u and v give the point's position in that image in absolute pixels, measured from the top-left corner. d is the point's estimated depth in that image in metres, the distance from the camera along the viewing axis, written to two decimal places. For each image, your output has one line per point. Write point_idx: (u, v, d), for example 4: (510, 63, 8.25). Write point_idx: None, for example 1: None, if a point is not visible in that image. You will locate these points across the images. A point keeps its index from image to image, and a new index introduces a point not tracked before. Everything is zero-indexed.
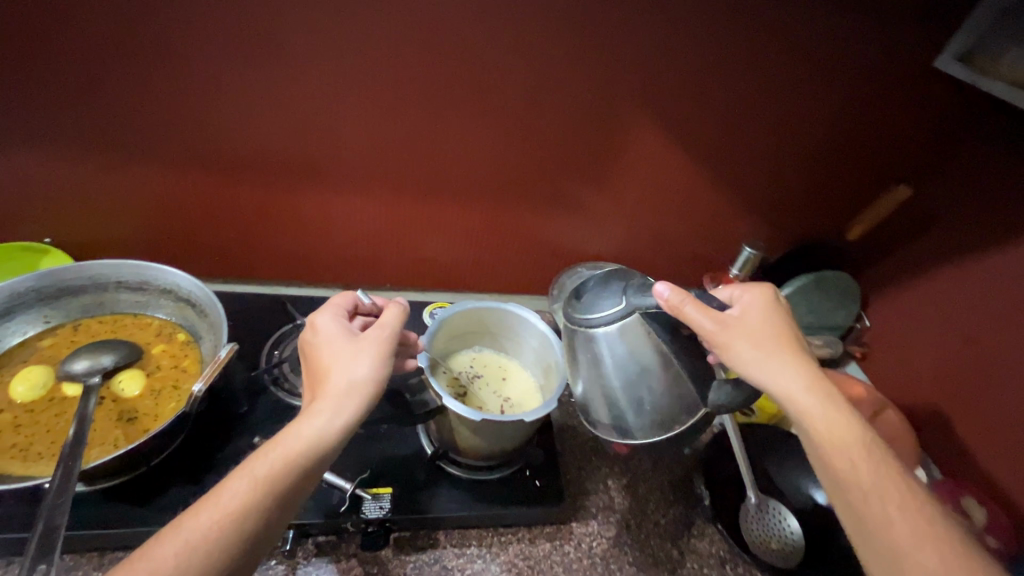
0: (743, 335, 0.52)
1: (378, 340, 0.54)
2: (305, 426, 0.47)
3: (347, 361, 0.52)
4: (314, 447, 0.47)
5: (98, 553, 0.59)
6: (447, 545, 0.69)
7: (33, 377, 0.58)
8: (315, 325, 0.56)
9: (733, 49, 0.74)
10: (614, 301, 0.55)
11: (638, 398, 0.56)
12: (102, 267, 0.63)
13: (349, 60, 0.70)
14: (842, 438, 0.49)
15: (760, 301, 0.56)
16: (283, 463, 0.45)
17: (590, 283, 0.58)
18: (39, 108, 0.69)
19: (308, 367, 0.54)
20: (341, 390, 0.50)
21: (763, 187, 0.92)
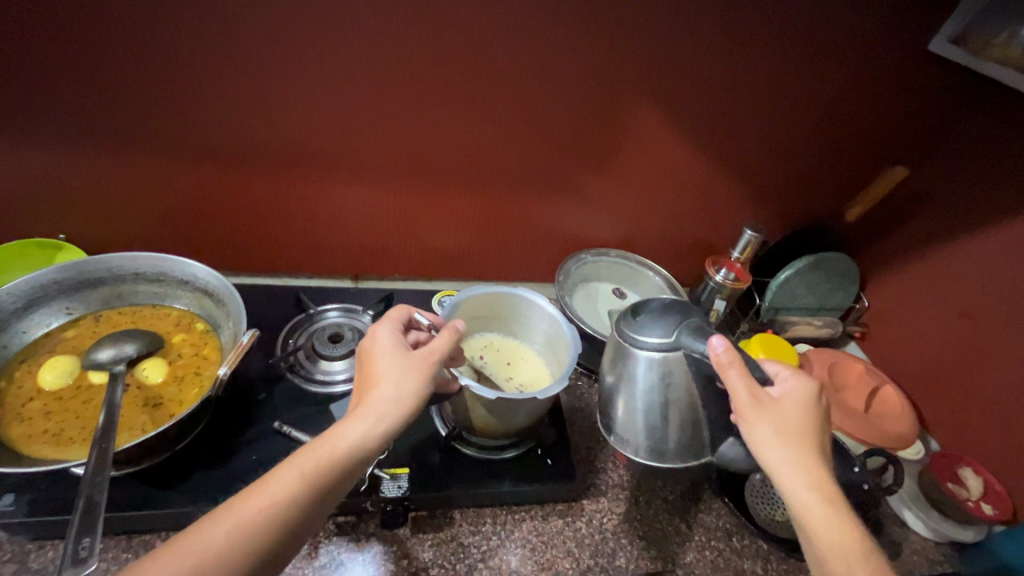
0: (773, 421, 0.49)
1: (427, 355, 0.54)
2: (348, 428, 0.49)
3: (396, 373, 0.52)
4: (354, 446, 0.48)
5: (126, 536, 0.61)
6: (463, 523, 0.71)
7: (60, 365, 0.60)
8: (374, 333, 0.56)
9: (734, 35, 0.76)
10: (665, 331, 0.56)
11: (654, 422, 0.58)
12: (122, 259, 0.64)
13: (356, 51, 0.71)
14: (839, 548, 0.47)
15: (802, 389, 0.52)
16: (328, 459, 0.47)
17: (655, 307, 0.59)
18: (53, 104, 0.70)
19: (359, 372, 0.54)
20: (386, 399, 0.51)
21: (764, 172, 0.94)
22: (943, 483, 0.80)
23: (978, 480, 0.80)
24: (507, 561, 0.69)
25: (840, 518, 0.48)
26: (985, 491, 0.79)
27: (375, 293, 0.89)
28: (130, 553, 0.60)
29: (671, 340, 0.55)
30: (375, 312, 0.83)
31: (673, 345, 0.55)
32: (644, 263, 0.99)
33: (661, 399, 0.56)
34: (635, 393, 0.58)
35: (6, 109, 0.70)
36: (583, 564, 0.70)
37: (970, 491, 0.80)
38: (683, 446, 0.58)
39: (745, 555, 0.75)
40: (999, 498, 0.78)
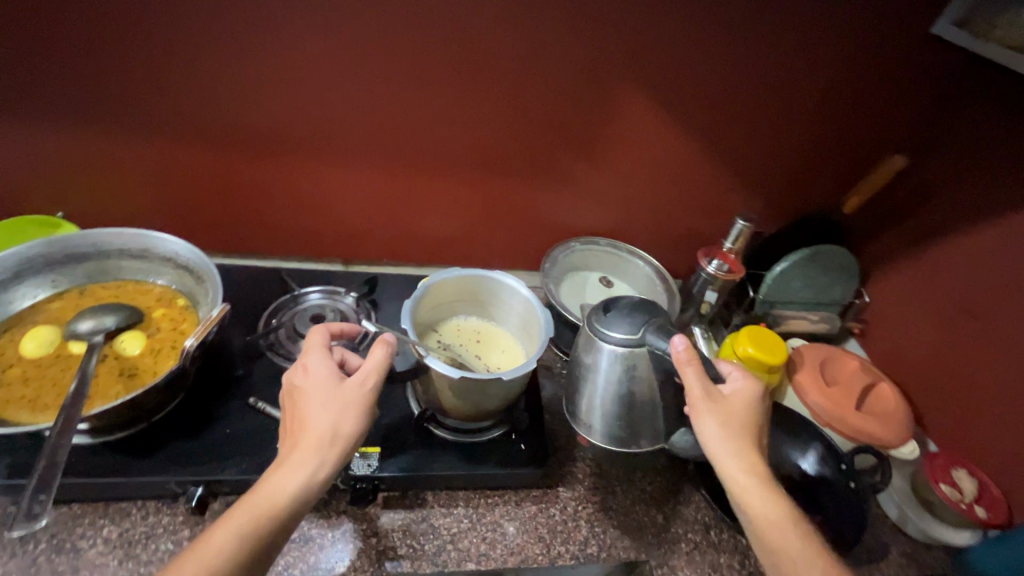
0: (721, 413, 0.54)
1: (364, 387, 0.55)
2: (283, 479, 0.49)
3: (331, 414, 0.52)
4: (293, 495, 0.48)
5: (103, 503, 0.64)
6: (435, 505, 0.71)
7: (42, 335, 0.62)
8: (304, 365, 0.56)
9: (725, 17, 0.74)
10: (631, 328, 0.60)
11: (614, 410, 0.63)
12: (107, 234, 0.66)
13: (340, 33, 0.71)
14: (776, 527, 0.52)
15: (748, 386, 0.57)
16: (268, 513, 0.47)
17: (625, 304, 0.62)
18: (46, 84, 0.72)
19: (290, 409, 0.54)
20: (324, 440, 0.51)
21: (759, 160, 0.91)
22: (936, 485, 0.76)
23: (972, 482, 0.77)
24: (477, 544, 0.69)
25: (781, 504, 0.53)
26: (979, 494, 0.76)
27: (359, 277, 0.89)
28: (107, 520, 0.63)
29: (636, 338, 0.59)
30: (358, 294, 0.84)
31: (637, 342, 0.59)
32: (633, 252, 0.98)
33: (627, 392, 0.61)
34: (602, 386, 0.62)
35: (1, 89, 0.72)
36: (553, 550, 0.70)
37: (964, 493, 0.76)
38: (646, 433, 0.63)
39: (723, 549, 0.73)
40: (995, 502, 0.75)
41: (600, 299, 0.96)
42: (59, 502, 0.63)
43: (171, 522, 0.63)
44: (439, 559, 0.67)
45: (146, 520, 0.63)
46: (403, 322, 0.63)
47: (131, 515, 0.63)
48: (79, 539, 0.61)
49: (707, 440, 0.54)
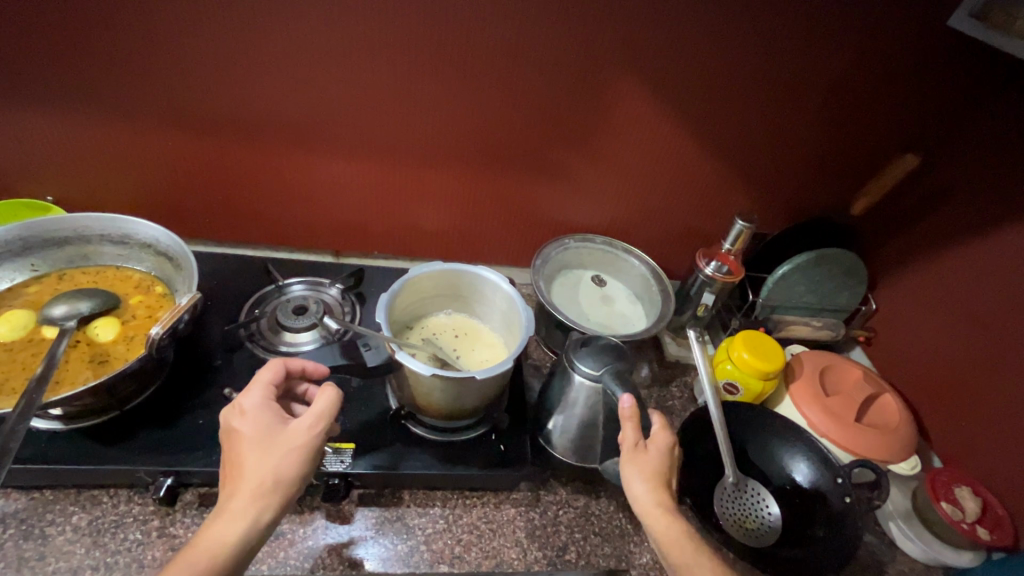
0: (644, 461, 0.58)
1: (309, 430, 0.54)
2: (222, 531, 0.48)
3: (272, 459, 0.51)
4: (235, 545, 0.48)
5: (75, 490, 0.63)
6: (411, 504, 0.70)
7: (16, 318, 0.61)
8: (242, 407, 0.55)
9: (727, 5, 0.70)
10: (596, 365, 0.66)
11: (566, 426, 0.71)
12: (85, 219, 0.66)
13: (324, 18, 0.69)
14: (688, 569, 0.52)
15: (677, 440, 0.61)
16: (206, 568, 0.46)
17: (600, 344, 0.68)
18: (31, 66, 0.72)
19: (228, 453, 0.53)
20: (266, 487, 0.50)
21: (762, 158, 0.87)
22: (937, 502, 0.73)
23: (976, 501, 0.73)
24: (451, 547, 0.67)
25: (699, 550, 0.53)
26: (982, 514, 0.71)
27: (346, 268, 0.88)
28: (77, 507, 0.62)
29: (599, 377, 0.65)
30: (344, 286, 0.83)
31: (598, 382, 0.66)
32: (628, 250, 0.94)
33: (591, 416, 0.69)
34: (569, 410, 0.70)
35: None
36: (531, 556, 0.68)
37: (965, 513, 0.72)
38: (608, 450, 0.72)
39: None
40: (999, 523, 0.71)
41: (594, 298, 0.94)
42: (29, 488, 0.62)
43: (141, 512, 0.63)
44: (411, 560, 0.65)
45: (117, 509, 0.63)
46: (377, 317, 0.61)
47: (102, 503, 0.63)
48: (48, 526, 0.60)
49: (629, 491, 0.57)
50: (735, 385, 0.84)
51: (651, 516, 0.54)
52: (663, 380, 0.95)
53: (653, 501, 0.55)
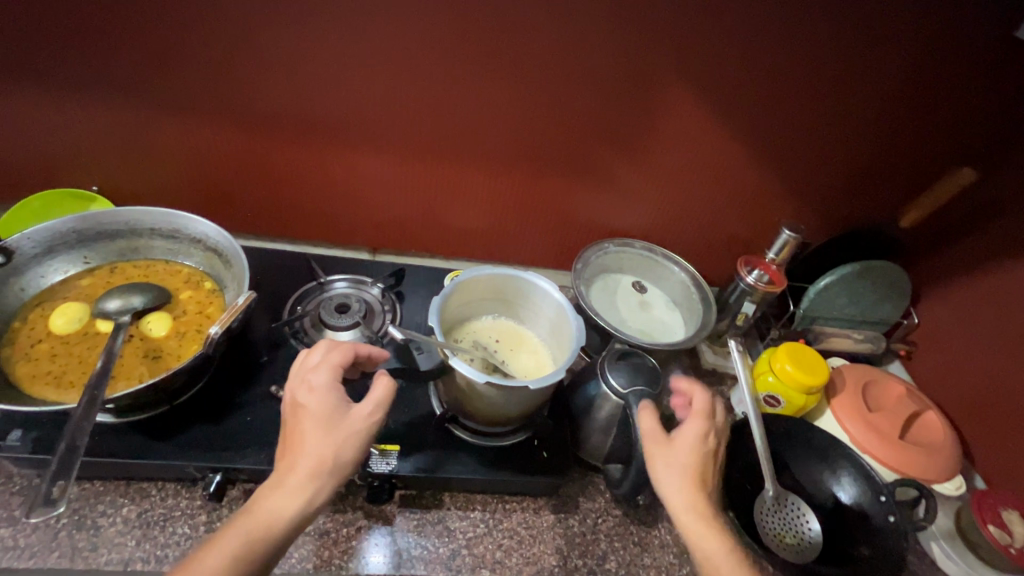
0: (670, 459, 0.56)
1: (369, 417, 0.54)
2: (278, 503, 0.48)
3: (333, 441, 0.51)
4: (289, 520, 0.48)
5: (125, 482, 0.64)
6: (451, 507, 0.70)
7: (71, 311, 0.61)
8: (310, 383, 0.55)
9: (791, 11, 0.68)
10: (626, 382, 0.67)
11: (584, 426, 0.73)
12: (138, 213, 0.66)
13: (376, 17, 0.68)
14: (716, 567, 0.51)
15: (709, 432, 0.59)
16: (262, 536, 0.47)
17: (639, 363, 0.68)
18: (85, 57, 0.72)
19: (291, 427, 0.53)
20: (325, 467, 0.50)
21: (813, 167, 0.86)
22: (984, 526, 0.71)
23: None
24: (492, 551, 0.67)
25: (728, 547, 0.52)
26: None
27: (387, 267, 0.88)
28: (127, 499, 0.63)
29: (624, 394, 0.66)
30: (385, 285, 0.83)
31: (623, 400, 0.67)
32: (669, 256, 0.93)
33: (610, 424, 0.70)
34: (593, 413, 0.71)
35: (45, 61, 0.72)
36: (571, 563, 0.68)
37: (1014, 537, 0.70)
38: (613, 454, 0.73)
39: None
40: None
41: (632, 304, 0.93)
42: (80, 479, 0.63)
43: (190, 506, 0.63)
44: (453, 563, 0.65)
45: (165, 502, 0.63)
46: (430, 320, 0.61)
47: (151, 496, 0.63)
48: (99, 517, 0.61)
49: (657, 483, 0.56)
50: (776, 397, 0.83)
51: (677, 510, 0.54)
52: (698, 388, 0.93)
53: (681, 495, 0.54)
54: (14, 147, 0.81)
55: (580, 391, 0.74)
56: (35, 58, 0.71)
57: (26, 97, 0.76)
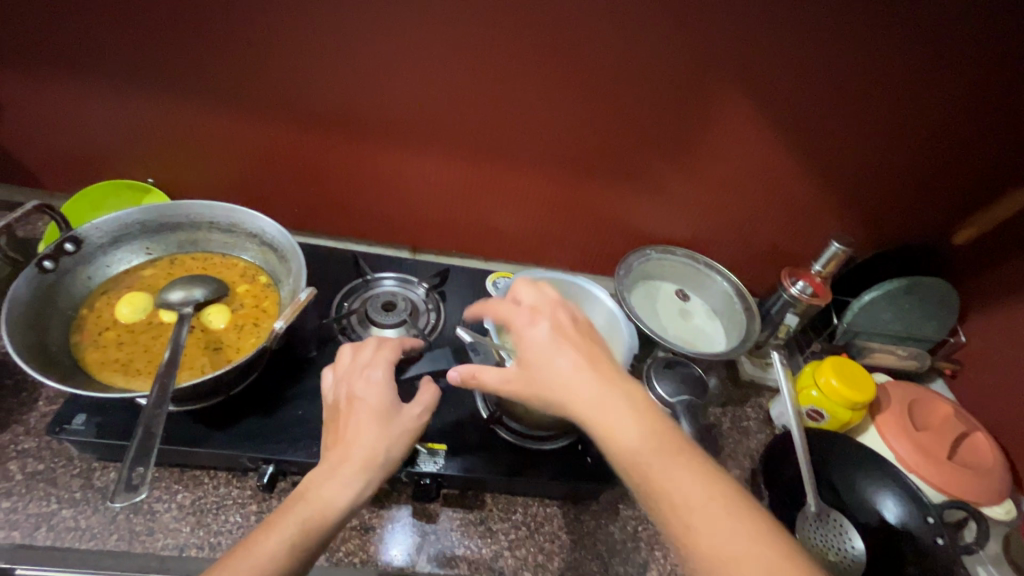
0: (523, 382, 0.52)
1: (417, 418, 0.56)
2: (331, 491, 0.49)
3: (387, 436, 0.53)
4: (340, 511, 0.48)
5: (179, 470, 0.65)
6: (493, 508, 0.70)
7: (137, 301, 0.63)
8: (367, 377, 0.57)
9: (858, 23, 0.67)
10: (672, 391, 0.70)
11: None
12: (200, 206, 0.67)
13: (434, 21, 0.69)
14: (621, 458, 0.46)
15: (529, 318, 0.56)
16: (315, 525, 0.47)
17: (683, 373, 0.72)
18: (152, 52, 0.73)
19: (342, 418, 0.54)
20: (375, 461, 0.51)
21: (864, 180, 0.84)
22: None
23: None
24: (534, 554, 0.67)
25: (620, 428, 0.47)
26: None
27: (431, 266, 0.88)
28: (181, 486, 0.64)
29: (671, 403, 0.70)
30: (429, 286, 0.84)
31: (669, 409, 0.69)
32: (712, 266, 0.92)
33: None
34: None
35: (113, 55, 0.74)
36: (613, 569, 0.68)
37: None
38: None
39: None
40: None
41: (673, 312, 0.92)
42: None
43: (241, 495, 0.64)
44: (496, 564, 0.65)
45: (218, 490, 0.65)
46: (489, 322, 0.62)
47: (204, 484, 0.65)
48: (155, 502, 0.62)
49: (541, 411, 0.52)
50: (819, 411, 0.82)
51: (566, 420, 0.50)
52: (737, 400, 0.92)
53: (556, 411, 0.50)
54: (75, 138, 0.84)
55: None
56: (105, 52, 0.74)
57: (91, 90, 0.78)
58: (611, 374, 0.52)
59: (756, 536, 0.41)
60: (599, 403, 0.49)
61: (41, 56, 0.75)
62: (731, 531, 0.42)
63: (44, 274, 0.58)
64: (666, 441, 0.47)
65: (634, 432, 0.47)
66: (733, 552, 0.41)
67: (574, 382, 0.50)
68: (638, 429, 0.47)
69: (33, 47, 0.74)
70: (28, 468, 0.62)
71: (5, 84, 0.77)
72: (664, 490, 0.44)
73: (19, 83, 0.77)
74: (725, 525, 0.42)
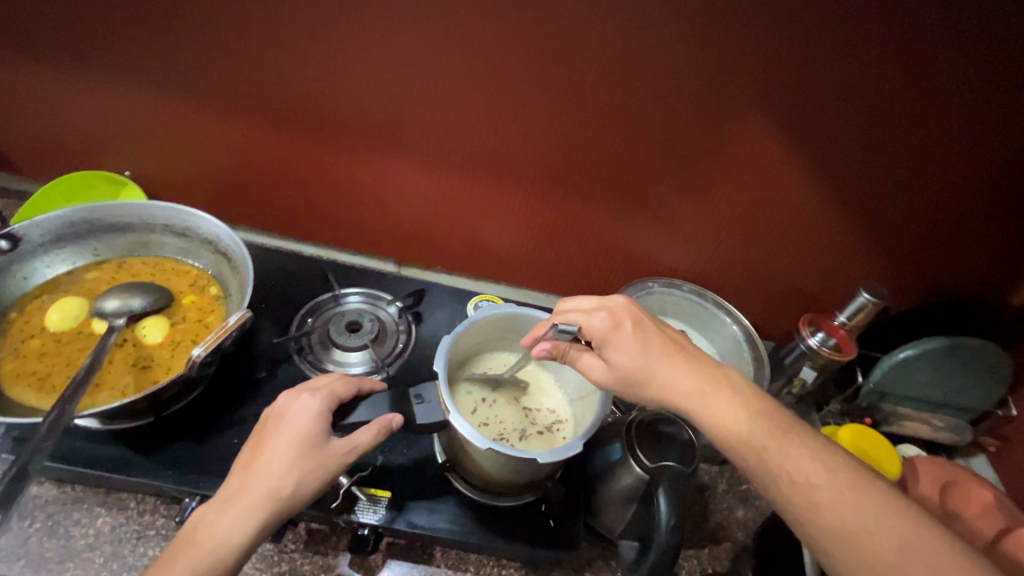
0: (626, 385, 0.50)
1: (348, 450, 0.47)
2: (229, 525, 0.42)
3: (301, 465, 0.45)
4: (239, 546, 0.42)
5: (104, 489, 0.60)
6: (442, 565, 0.62)
7: (69, 307, 0.60)
8: (303, 395, 0.49)
9: (912, 48, 0.55)
10: (653, 456, 0.59)
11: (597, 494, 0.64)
12: (151, 208, 0.63)
13: (403, 27, 0.61)
14: (745, 446, 0.44)
15: (606, 320, 0.51)
16: (205, 568, 0.41)
17: (670, 433, 0.61)
18: (114, 46, 0.69)
19: (263, 437, 0.47)
20: (281, 494, 0.44)
21: (906, 227, 0.72)
22: None
23: None
24: None
25: (725, 414, 0.46)
26: None
27: (407, 285, 0.81)
28: (104, 509, 0.59)
29: (650, 471, 0.58)
30: (402, 305, 0.77)
31: (647, 474, 0.58)
32: (721, 306, 0.82)
33: (628, 500, 0.61)
34: (611, 480, 0.62)
35: (79, 44, 0.70)
36: None
37: None
38: (627, 533, 0.63)
39: None
40: None
41: None
42: (60, 481, 0.60)
43: (164, 526, 0.59)
44: None
45: (141, 518, 0.59)
46: (435, 364, 0.54)
47: (129, 509, 0.60)
48: (72, 526, 0.58)
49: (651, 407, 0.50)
50: None
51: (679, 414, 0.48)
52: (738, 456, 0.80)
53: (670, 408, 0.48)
54: (51, 125, 0.81)
55: (602, 452, 0.65)
56: (71, 40, 0.69)
57: (61, 81, 0.75)
58: (704, 365, 0.49)
59: (863, 509, 0.40)
60: (702, 399, 0.47)
61: (8, 47, 0.72)
62: (866, 515, 0.39)
63: None
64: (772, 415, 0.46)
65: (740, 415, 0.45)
66: (852, 531, 0.39)
67: (680, 380, 0.48)
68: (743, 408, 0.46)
69: (1, 32, 0.70)
70: None
71: None
72: (779, 470, 0.43)
73: None
74: (850, 504, 0.40)
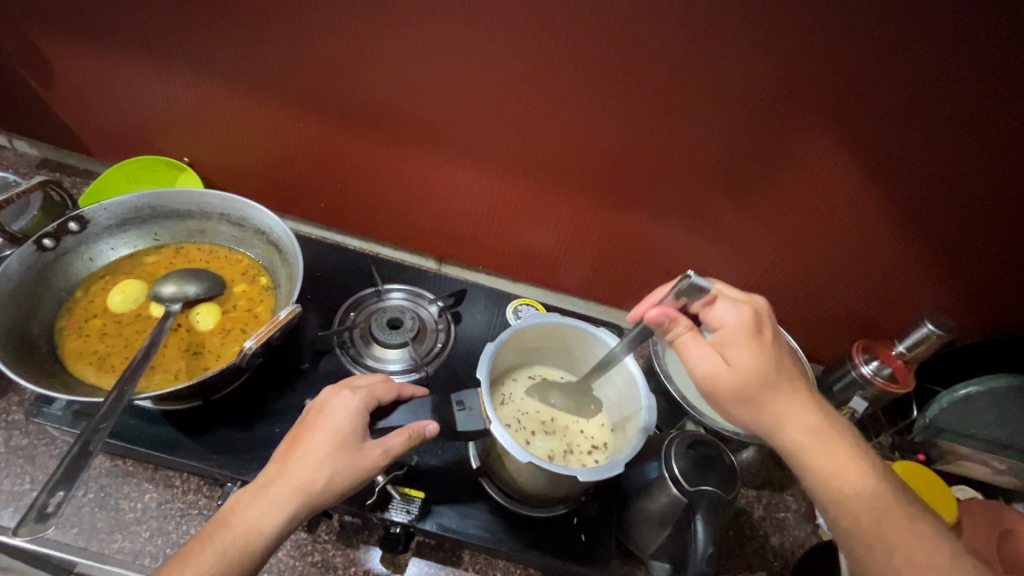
0: (739, 389, 0.45)
1: (381, 451, 0.48)
2: (262, 514, 0.43)
3: (335, 461, 0.45)
4: (271, 534, 0.43)
5: (153, 466, 0.63)
6: (469, 569, 0.62)
7: (129, 290, 0.63)
8: (343, 394, 0.50)
9: (1008, 70, 0.50)
10: (693, 478, 0.56)
11: (631, 514, 0.62)
12: (210, 198, 0.65)
13: (458, 28, 0.61)
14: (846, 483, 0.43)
15: (749, 319, 0.47)
16: (236, 553, 0.41)
17: (710, 457, 0.58)
18: (179, 37, 0.71)
19: (299, 431, 0.48)
20: (314, 487, 0.44)
21: (983, 257, 0.66)
22: None
23: None
24: None
25: (839, 455, 0.44)
26: None
27: (449, 284, 0.81)
28: (151, 485, 0.62)
29: (689, 495, 0.56)
30: (442, 305, 0.77)
31: (684, 498, 0.56)
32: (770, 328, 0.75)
33: (663, 520, 0.58)
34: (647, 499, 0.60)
35: (143, 34, 0.72)
36: None
37: None
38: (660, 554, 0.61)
39: None
40: None
41: None
42: (113, 455, 0.63)
43: (206, 506, 0.61)
44: None
45: (185, 497, 0.61)
46: (478, 371, 0.55)
47: (174, 486, 0.62)
48: (122, 499, 0.60)
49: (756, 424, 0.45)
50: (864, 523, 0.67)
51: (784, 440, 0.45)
52: (778, 483, 0.77)
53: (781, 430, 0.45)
54: (117, 111, 0.84)
55: (639, 469, 0.63)
56: (137, 29, 0.71)
57: (128, 70, 0.77)
58: (824, 409, 0.47)
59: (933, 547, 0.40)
60: (823, 437, 0.44)
61: (81, 36, 0.75)
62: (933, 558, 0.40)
63: (43, 252, 0.58)
64: (881, 494, 0.42)
65: (846, 476, 0.43)
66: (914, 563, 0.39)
67: (797, 415, 0.45)
68: (848, 484, 0.42)
69: (75, 21, 0.73)
70: (11, 442, 0.60)
71: (56, 59, 0.79)
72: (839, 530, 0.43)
73: (66, 56, 0.78)
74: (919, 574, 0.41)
